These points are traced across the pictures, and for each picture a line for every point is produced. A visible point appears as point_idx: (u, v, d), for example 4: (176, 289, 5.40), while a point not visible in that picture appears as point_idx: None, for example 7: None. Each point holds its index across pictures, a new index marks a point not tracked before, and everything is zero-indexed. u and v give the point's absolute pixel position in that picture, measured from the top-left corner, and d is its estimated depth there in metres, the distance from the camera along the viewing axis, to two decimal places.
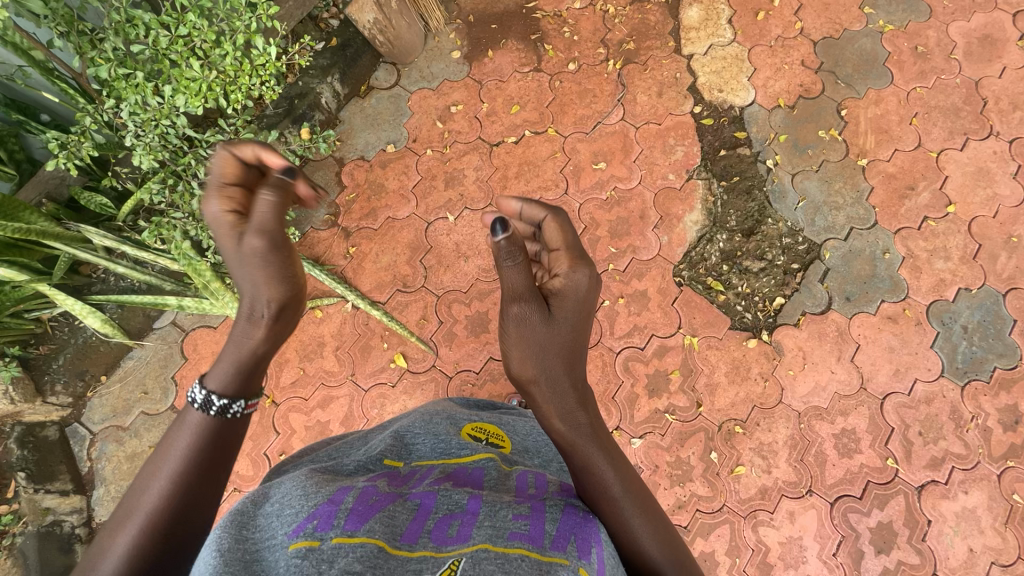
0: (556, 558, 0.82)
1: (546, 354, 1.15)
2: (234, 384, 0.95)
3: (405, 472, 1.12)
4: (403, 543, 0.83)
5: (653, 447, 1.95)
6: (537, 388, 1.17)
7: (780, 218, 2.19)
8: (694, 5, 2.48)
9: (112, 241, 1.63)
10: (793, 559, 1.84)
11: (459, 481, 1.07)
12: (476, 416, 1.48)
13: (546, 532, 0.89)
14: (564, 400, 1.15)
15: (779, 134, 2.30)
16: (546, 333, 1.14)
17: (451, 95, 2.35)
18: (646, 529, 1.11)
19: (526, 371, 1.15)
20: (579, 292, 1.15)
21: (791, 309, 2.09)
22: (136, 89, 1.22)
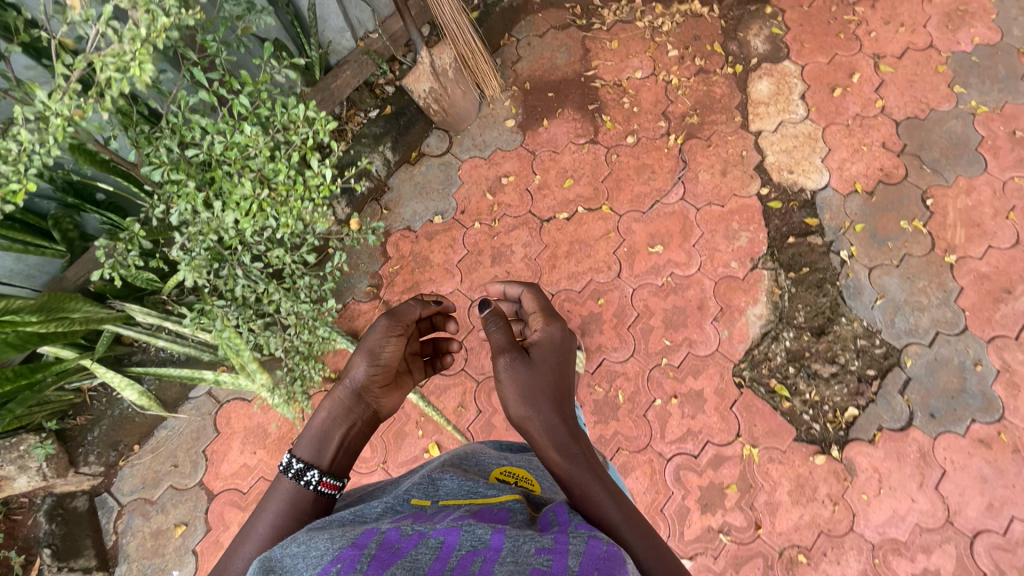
0: None
1: (536, 391, 1.11)
2: (309, 453, 1.06)
3: (429, 504, 0.87)
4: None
5: (704, 570, 1.77)
6: (534, 422, 1.09)
7: (854, 318, 2.00)
8: (764, 78, 2.35)
9: (154, 318, 1.60)
10: None
11: (492, 509, 0.84)
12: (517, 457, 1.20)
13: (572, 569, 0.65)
14: (554, 431, 1.08)
15: (855, 223, 2.13)
16: (533, 375, 1.13)
17: (503, 166, 2.27)
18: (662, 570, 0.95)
19: (519, 409, 1.09)
20: (556, 338, 1.19)
21: (866, 423, 1.89)
22: (186, 197, 1.18)
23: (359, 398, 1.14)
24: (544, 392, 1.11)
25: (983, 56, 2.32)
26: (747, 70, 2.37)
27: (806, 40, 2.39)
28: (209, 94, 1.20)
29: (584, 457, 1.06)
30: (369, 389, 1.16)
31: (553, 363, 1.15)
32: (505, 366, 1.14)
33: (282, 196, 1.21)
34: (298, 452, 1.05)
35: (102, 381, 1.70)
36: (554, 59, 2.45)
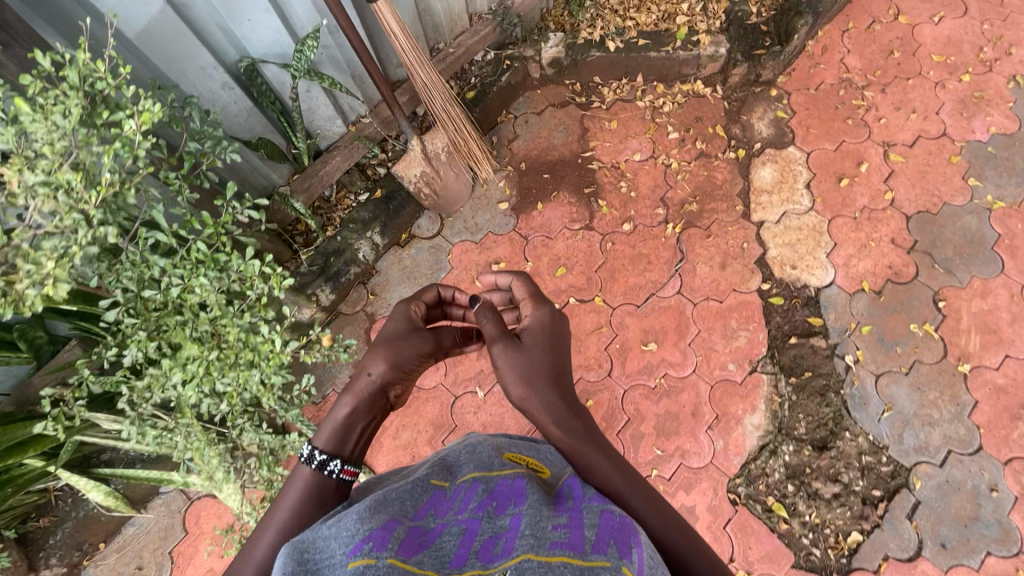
0: (598, 562, 0.67)
1: (532, 372, 1.06)
2: (332, 442, 0.98)
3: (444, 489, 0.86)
4: (451, 570, 0.67)
5: None
6: (539, 397, 1.05)
7: (860, 431, 1.88)
8: (768, 164, 2.27)
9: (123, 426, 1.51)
10: None
11: (498, 491, 0.84)
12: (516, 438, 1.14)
13: (587, 536, 0.72)
14: (555, 409, 1.04)
15: (861, 324, 2.02)
16: (528, 357, 1.08)
17: (495, 251, 2.21)
18: (658, 520, 0.99)
19: (520, 391, 1.05)
20: (544, 316, 1.15)
21: (871, 551, 1.76)
22: (138, 343, 1.12)
23: (382, 392, 1.04)
24: (542, 372, 1.06)
25: (1000, 147, 2.22)
26: (751, 155, 2.29)
27: (812, 126, 2.31)
28: (168, 237, 1.15)
29: (584, 427, 1.06)
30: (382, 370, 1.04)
31: (549, 343, 1.12)
32: (500, 352, 1.07)
33: (231, 358, 1.18)
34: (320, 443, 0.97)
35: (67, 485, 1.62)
36: (551, 137, 2.40)
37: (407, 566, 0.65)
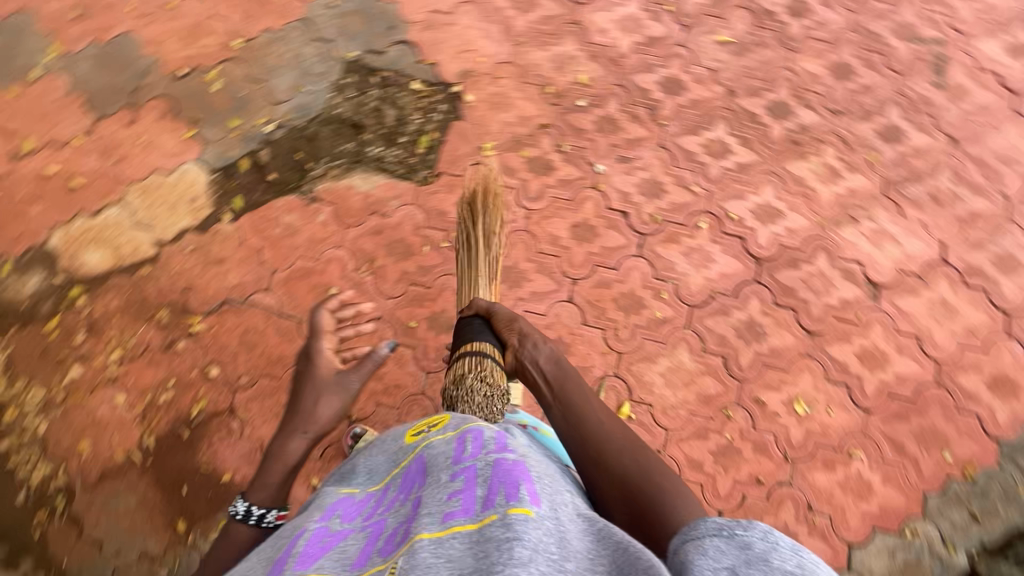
0: (488, 517, 0.80)
1: (562, 382, 1.34)
2: (272, 495, 1.28)
3: (360, 495, 1.08)
4: (442, 520, 0.83)
5: (596, 151, 2.09)
6: (547, 390, 1.35)
7: (329, 100, 2.16)
8: (80, 256, 2.01)
9: None
10: (631, 25, 2.24)
11: (416, 472, 1.02)
12: (467, 420, 1.26)
13: (478, 494, 0.85)
14: (569, 387, 1.32)
15: (230, 123, 2.13)
16: (561, 370, 1.38)
17: (295, 496, 1.75)
18: (639, 469, 1.06)
19: (563, 391, 1.31)
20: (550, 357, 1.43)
21: (420, 70, 2.18)
22: None
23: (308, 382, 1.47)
24: (562, 380, 1.34)
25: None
26: (73, 278, 1.99)
27: (12, 230, 2.00)
28: None
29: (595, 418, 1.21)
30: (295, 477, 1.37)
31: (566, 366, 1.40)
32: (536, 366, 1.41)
33: None
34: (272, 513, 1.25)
35: None
36: (127, 511, 1.79)
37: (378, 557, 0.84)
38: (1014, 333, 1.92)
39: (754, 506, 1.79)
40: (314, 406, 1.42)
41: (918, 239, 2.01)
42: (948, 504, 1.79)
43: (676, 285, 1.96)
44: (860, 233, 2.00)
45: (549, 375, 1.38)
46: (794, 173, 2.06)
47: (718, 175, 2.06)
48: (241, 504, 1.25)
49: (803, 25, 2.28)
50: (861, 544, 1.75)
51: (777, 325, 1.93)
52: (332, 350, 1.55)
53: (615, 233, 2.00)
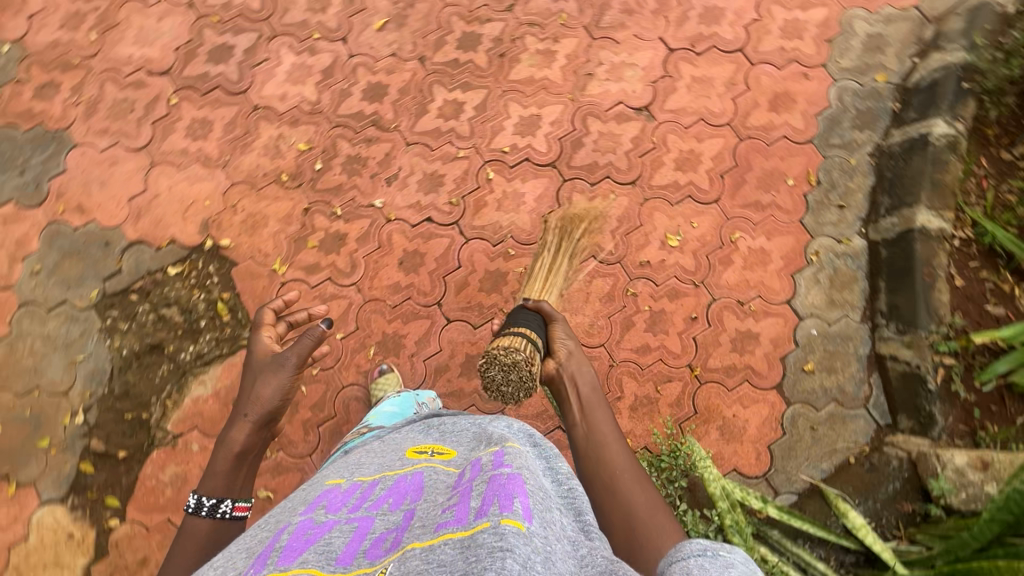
0: (479, 523, 0.81)
1: (589, 403, 1.47)
2: (222, 487, 1.33)
3: (348, 486, 1.12)
4: (430, 531, 0.86)
5: (366, 191, 2.05)
6: (573, 406, 1.48)
7: (110, 346, 1.95)
8: None
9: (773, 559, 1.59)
10: (300, 66, 2.14)
11: (410, 486, 1.05)
12: (468, 421, 1.30)
13: (475, 506, 0.87)
14: (593, 408, 1.45)
15: (42, 445, 1.89)
16: (588, 389, 1.51)
17: None
18: (642, 501, 1.21)
19: (586, 411, 1.45)
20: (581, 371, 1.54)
21: (165, 254, 2.02)
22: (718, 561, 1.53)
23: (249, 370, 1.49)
24: (590, 401, 1.48)
25: None
26: None
27: None
28: None
29: (612, 442, 1.36)
30: (252, 461, 1.41)
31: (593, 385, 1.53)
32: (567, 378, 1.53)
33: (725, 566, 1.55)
34: (229, 501, 1.31)
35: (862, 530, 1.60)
36: None
37: (370, 554, 0.87)
38: (757, 56, 2.11)
39: (703, 340, 1.94)
40: (254, 388, 1.42)
41: (641, 50, 2.14)
42: (819, 215, 1.99)
43: (514, 237, 1.99)
44: (602, 83, 2.12)
45: (578, 392, 1.50)
46: (521, 80, 2.14)
47: (469, 130, 2.09)
48: (193, 498, 1.29)
49: None
50: (793, 297, 1.95)
51: (608, 198, 2.02)
52: (273, 338, 1.53)
53: (436, 240, 2.00)
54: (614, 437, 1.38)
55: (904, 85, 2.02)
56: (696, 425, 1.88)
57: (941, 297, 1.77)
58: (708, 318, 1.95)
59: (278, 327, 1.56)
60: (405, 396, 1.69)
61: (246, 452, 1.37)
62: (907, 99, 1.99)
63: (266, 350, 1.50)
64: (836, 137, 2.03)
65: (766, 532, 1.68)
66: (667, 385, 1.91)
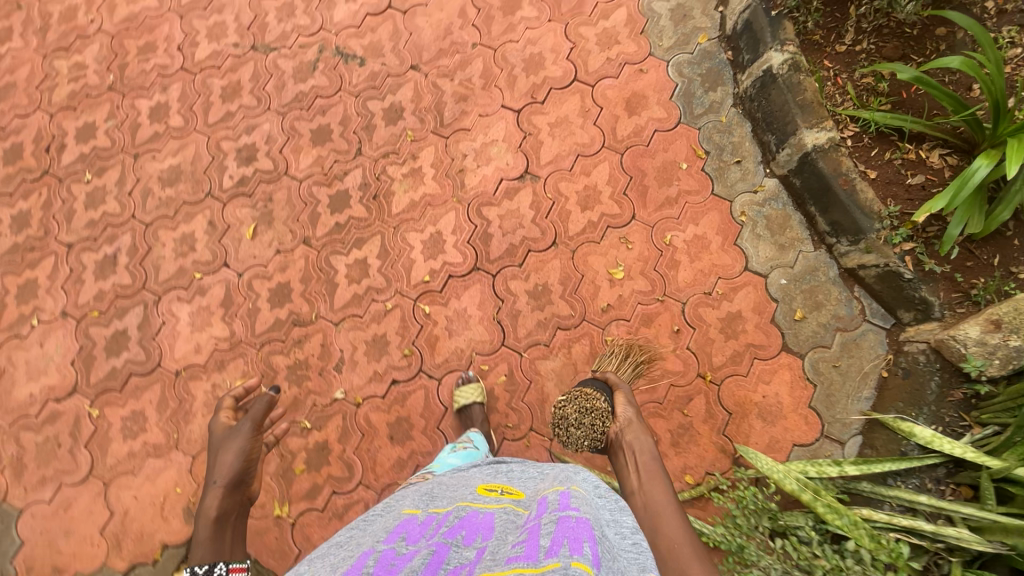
0: (549, 564, 0.89)
1: (648, 467, 1.51)
2: (213, 554, 1.46)
3: (423, 516, 1.22)
4: (504, 565, 0.95)
5: (322, 389, 1.97)
6: (628, 471, 1.53)
7: None
8: None
9: (878, 518, 1.55)
10: (196, 311, 2.05)
11: (481, 520, 1.17)
12: (535, 471, 1.43)
13: (542, 547, 0.95)
14: (651, 472, 1.50)
15: None
16: (644, 453, 1.55)
17: None
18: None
19: (644, 477, 1.49)
20: (640, 434, 1.59)
21: (165, 564, 1.86)
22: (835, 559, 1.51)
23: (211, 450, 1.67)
24: (649, 465, 1.52)
25: None
26: None
27: None
28: None
29: (669, 510, 1.40)
30: (234, 525, 1.57)
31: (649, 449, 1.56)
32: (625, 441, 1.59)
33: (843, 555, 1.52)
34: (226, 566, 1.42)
35: (938, 445, 1.59)
36: None
37: None
38: (592, 72, 2.16)
39: (698, 344, 1.91)
40: (217, 458, 1.61)
41: (492, 124, 2.18)
42: (725, 180, 2.03)
43: (479, 352, 1.95)
44: (477, 172, 2.13)
45: (634, 453, 1.55)
46: (404, 209, 2.13)
47: (383, 280, 2.05)
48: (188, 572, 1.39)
49: (259, 146, 2.22)
50: (748, 261, 1.97)
51: (541, 269, 2.00)
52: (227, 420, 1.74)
53: (412, 396, 1.94)
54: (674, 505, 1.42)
55: (725, 35, 2.11)
56: (737, 425, 1.85)
57: (867, 194, 1.81)
58: (688, 322, 1.94)
59: (225, 417, 1.76)
60: (470, 450, 1.66)
61: (221, 516, 1.53)
62: (735, 46, 2.08)
63: (225, 428, 1.71)
64: (698, 106, 2.09)
65: (856, 489, 1.66)
66: (692, 404, 1.88)
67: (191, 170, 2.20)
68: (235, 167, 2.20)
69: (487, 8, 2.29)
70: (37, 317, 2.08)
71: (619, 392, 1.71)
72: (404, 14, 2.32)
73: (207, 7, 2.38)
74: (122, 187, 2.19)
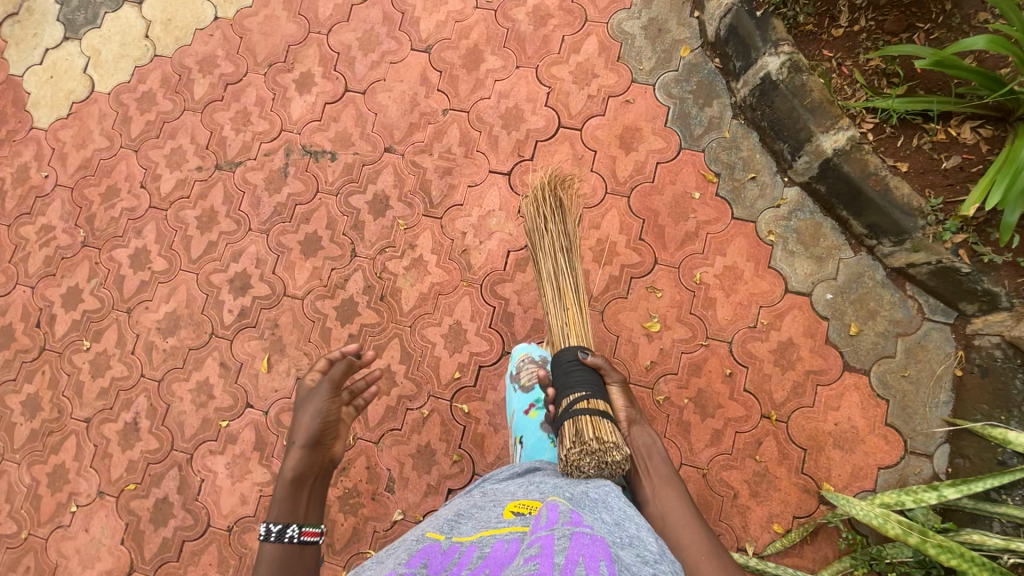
0: None
1: (661, 477, 1.43)
2: (287, 513, 1.40)
3: (446, 544, 1.11)
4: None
5: (380, 514, 1.89)
6: (639, 480, 1.44)
7: None
8: None
9: (989, 542, 1.46)
10: (232, 460, 1.97)
11: (504, 547, 1.04)
12: (560, 484, 1.31)
13: (557, 558, 0.94)
14: (666, 483, 1.42)
15: None
16: (653, 459, 1.46)
17: None
18: None
19: (657, 487, 1.41)
20: (647, 439, 1.48)
21: None
22: None
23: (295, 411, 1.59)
24: (660, 474, 1.43)
25: None
26: None
27: None
28: None
29: (686, 521, 1.35)
30: (312, 488, 1.48)
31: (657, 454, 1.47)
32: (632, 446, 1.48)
33: None
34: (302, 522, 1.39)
35: None
36: None
37: None
38: (576, 115, 2.01)
39: (756, 382, 1.80)
40: (299, 418, 1.53)
41: (484, 194, 2.04)
42: (743, 200, 1.89)
43: None
44: (481, 249, 2.01)
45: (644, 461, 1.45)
46: (416, 304, 2.02)
47: (413, 385, 1.95)
48: (266, 525, 1.36)
49: (251, 270, 2.10)
50: (787, 282, 1.84)
51: None
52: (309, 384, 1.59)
53: None
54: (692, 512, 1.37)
55: (708, 42, 1.96)
56: (815, 459, 1.75)
57: (903, 189, 1.67)
58: (740, 361, 1.82)
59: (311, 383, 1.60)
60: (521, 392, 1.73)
61: (298, 478, 1.44)
62: (722, 53, 1.92)
63: (308, 387, 1.60)
64: (697, 126, 1.94)
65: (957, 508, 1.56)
66: (762, 447, 1.77)
67: (188, 312, 2.09)
68: (232, 299, 2.09)
69: (448, 68, 2.13)
70: (75, 502, 2.00)
71: (609, 383, 1.52)
72: (364, 94, 2.17)
73: (159, 134, 2.24)
74: (123, 347, 2.09)
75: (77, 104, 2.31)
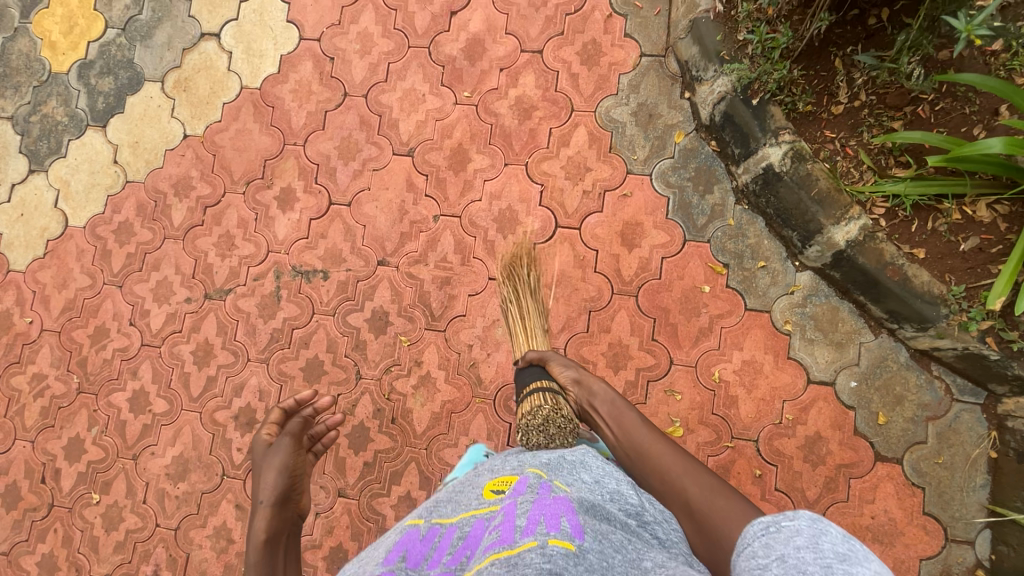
0: (531, 542, 0.92)
1: (618, 417, 1.43)
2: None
3: (427, 529, 1.10)
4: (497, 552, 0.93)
5: None
6: (606, 429, 1.44)
7: None
8: None
9: None
10: None
11: (486, 525, 1.04)
12: (540, 455, 1.29)
13: (528, 523, 0.97)
14: (623, 418, 1.42)
15: None
16: (609, 405, 1.46)
17: None
18: (696, 491, 1.18)
19: (618, 427, 1.41)
20: (600, 392, 1.49)
21: None
22: None
23: (261, 460, 1.57)
24: (617, 415, 1.43)
25: None
26: None
27: None
28: None
29: (652, 445, 1.33)
30: (286, 545, 1.44)
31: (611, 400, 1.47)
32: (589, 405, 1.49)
33: None
34: None
35: None
36: None
37: None
38: (573, 214, 1.93)
39: (787, 480, 1.76)
40: (262, 476, 1.51)
41: (486, 303, 1.98)
42: (755, 290, 1.83)
43: None
44: (489, 361, 1.95)
45: (600, 411, 1.46)
46: (429, 425, 1.95)
47: None
48: None
49: (255, 404, 2.03)
50: (809, 372, 1.79)
51: None
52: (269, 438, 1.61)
53: None
54: (656, 438, 1.34)
55: (702, 126, 1.88)
56: None
57: (920, 275, 1.61)
58: (769, 460, 1.77)
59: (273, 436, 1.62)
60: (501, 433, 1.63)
61: (273, 536, 1.41)
62: (718, 137, 1.85)
63: (265, 445, 1.60)
64: (699, 216, 1.87)
65: None
66: None
67: (196, 454, 2.03)
68: (239, 437, 2.02)
69: (434, 171, 2.04)
70: None
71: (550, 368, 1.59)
72: (349, 206, 2.08)
73: (143, 267, 2.16)
74: (134, 496, 2.03)
75: (52, 241, 2.22)
